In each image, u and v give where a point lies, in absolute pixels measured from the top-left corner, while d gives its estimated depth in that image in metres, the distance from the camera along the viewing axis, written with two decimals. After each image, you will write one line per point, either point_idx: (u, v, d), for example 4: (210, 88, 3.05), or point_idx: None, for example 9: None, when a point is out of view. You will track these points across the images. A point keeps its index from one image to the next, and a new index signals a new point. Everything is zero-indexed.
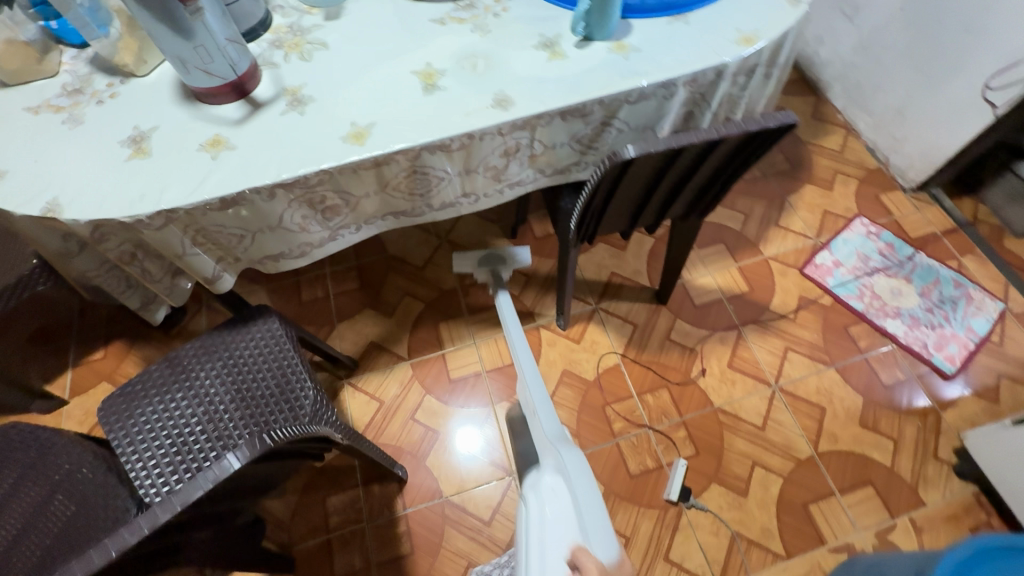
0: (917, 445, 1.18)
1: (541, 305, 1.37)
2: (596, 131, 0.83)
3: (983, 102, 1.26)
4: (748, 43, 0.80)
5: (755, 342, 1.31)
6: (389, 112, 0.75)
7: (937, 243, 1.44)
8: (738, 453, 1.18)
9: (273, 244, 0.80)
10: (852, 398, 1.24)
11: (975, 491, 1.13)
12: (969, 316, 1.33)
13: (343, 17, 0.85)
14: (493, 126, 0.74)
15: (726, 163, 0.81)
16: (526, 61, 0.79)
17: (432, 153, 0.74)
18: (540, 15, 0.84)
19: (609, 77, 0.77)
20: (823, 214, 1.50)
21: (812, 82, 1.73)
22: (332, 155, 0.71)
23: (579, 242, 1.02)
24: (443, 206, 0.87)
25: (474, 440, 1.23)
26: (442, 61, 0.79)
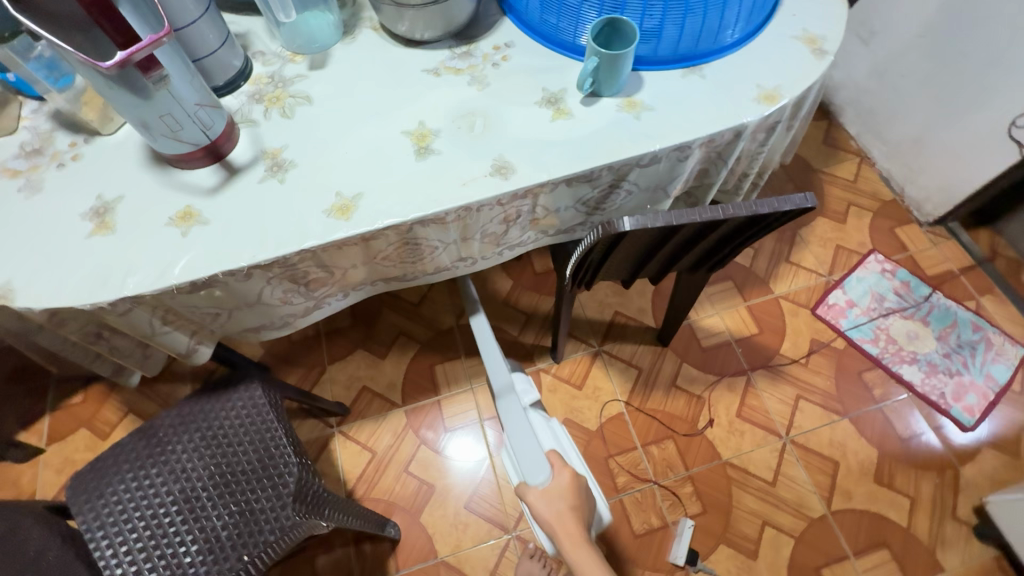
0: (935, 503, 1.13)
1: (541, 347, 1.31)
2: (603, 194, 0.77)
3: (1010, 139, 1.20)
4: (770, 100, 0.73)
5: (765, 389, 1.26)
6: (379, 180, 0.68)
7: (955, 281, 1.38)
8: (747, 511, 1.13)
9: (254, 318, 0.74)
10: (867, 451, 1.19)
11: (995, 555, 1.08)
12: (988, 362, 1.27)
13: (328, 65, 0.78)
14: (491, 197, 0.67)
15: (735, 231, 0.74)
16: (528, 120, 0.72)
17: (425, 226, 0.68)
18: (543, 65, 0.77)
19: (617, 140, 0.71)
20: (836, 249, 1.43)
21: (824, 105, 1.66)
22: (315, 231, 0.65)
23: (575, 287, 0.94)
24: (438, 270, 0.81)
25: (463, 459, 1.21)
26: (437, 119, 0.73)
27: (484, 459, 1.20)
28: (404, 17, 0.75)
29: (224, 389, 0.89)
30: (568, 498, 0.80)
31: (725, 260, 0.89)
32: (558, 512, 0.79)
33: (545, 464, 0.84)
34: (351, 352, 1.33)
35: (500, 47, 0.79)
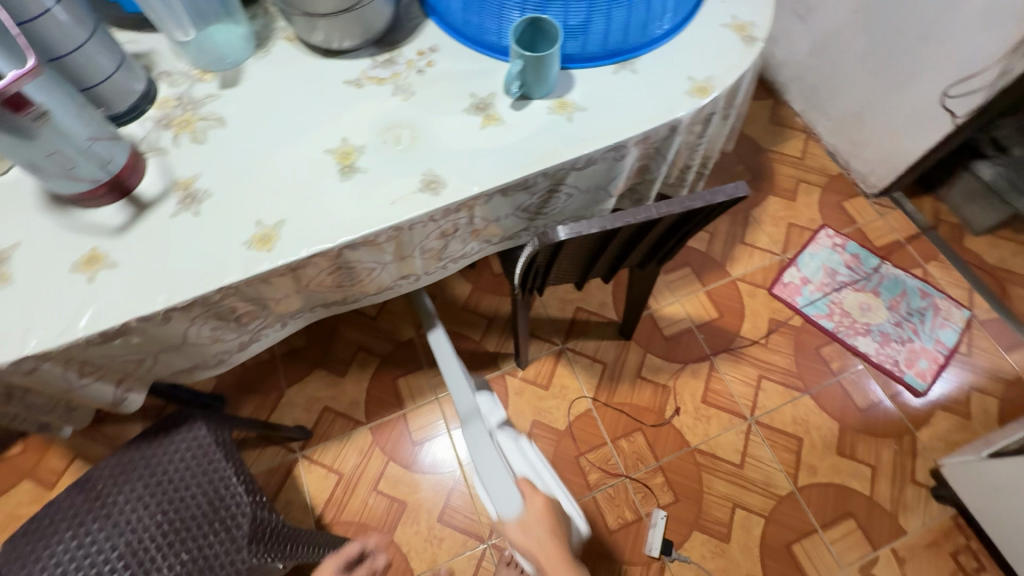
0: (895, 469, 1.17)
1: (504, 350, 1.29)
2: (543, 199, 0.75)
3: (943, 110, 1.22)
4: (702, 93, 0.72)
5: (728, 373, 1.27)
6: (302, 204, 0.64)
7: (902, 250, 1.42)
8: (718, 496, 1.15)
9: (183, 359, 0.70)
10: (828, 425, 1.21)
11: (953, 515, 1.12)
12: (937, 328, 1.31)
13: (242, 82, 0.73)
14: (423, 214, 0.64)
15: (674, 228, 0.74)
16: (456, 130, 0.69)
17: (356, 249, 0.65)
18: (470, 69, 0.74)
19: (550, 144, 0.68)
20: (788, 227, 1.45)
21: (769, 84, 1.67)
22: (236, 265, 0.61)
23: (527, 294, 0.93)
24: (380, 290, 0.78)
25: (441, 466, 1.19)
26: (361, 135, 0.69)
27: (454, 469, 1.19)
28: (317, 27, 0.70)
29: (166, 431, 0.84)
30: (547, 527, 0.66)
31: (672, 254, 0.89)
32: (538, 540, 0.65)
33: (516, 495, 0.69)
34: (310, 372, 1.28)
35: (424, 52, 0.76)
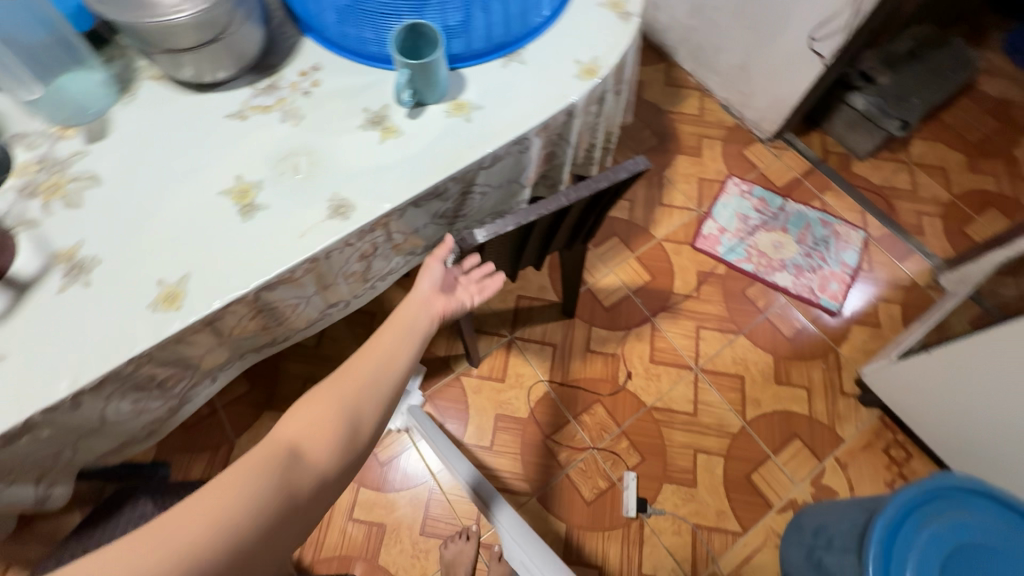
0: (826, 386, 1.28)
1: (455, 352, 1.29)
2: (458, 202, 0.75)
3: (811, 53, 1.32)
4: (591, 74, 0.74)
5: (669, 329, 1.34)
6: (205, 253, 0.60)
7: (800, 186, 1.53)
8: (679, 446, 1.21)
9: (107, 440, 0.64)
10: (764, 358, 1.31)
11: (880, 415, 1.25)
12: (841, 251, 1.44)
13: (110, 133, 0.68)
14: (337, 241, 0.62)
15: (590, 207, 0.77)
16: (356, 148, 0.67)
17: (274, 288, 0.62)
18: (359, 83, 0.72)
19: (454, 148, 0.68)
20: (699, 182, 1.53)
21: (658, 48, 1.74)
22: (143, 332, 0.56)
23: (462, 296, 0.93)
24: (310, 323, 0.75)
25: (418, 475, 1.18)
26: (256, 169, 0.66)
27: (427, 478, 1.18)
28: (184, 62, 0.66)
29: (106, 515, 0.78)
30: None
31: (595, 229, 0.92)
32: None
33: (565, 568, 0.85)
34: (258, 417, 1.23)
35: (307, 72, 0.73)
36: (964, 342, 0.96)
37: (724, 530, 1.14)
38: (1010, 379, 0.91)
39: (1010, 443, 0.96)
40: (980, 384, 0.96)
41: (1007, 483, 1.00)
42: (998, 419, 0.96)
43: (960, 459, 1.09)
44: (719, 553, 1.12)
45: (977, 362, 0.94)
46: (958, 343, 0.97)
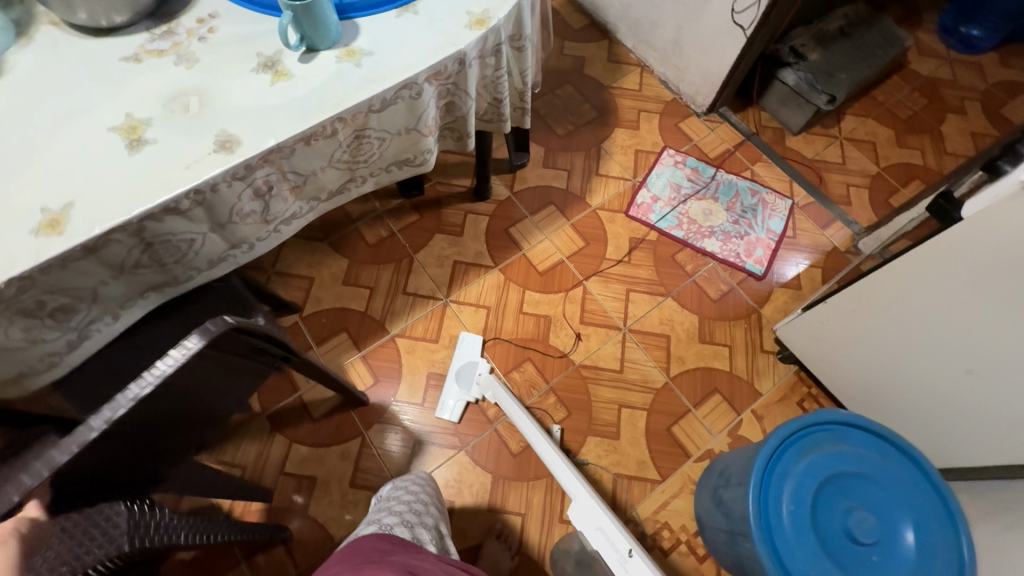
0: (747, 344, 1.34)
1: (391, 314, 1.32)
2: (353, 147, 0.78)
3: (735, 25, 1.38)
4: (481, 24, 0.77)
5: (600, 293, 1.38)
6: (90, 184, 0.63)
7: (732, 157, 1.59)
8: (605, 401, 1.26)
9: (0, 369, 0.66)
10: (689, 319, 1.36)
11: (795, 371, 1.31)
12: (767, 218, 1.49)
13: (5, 75, 0.70)
14: (220, 173, 0.65)
15: (217, 364, 0.70)
16: (246, 89, 0.70)
17: (160, 219, 0.65)
18: (254, 30, 0.75)
19: (342, 89, 0.71)
20: (636, 153, 1.58)
21: (601, 26, 1.78)
22: (24, 254, 0.59)
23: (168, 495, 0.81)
24: (213, 264, 0.78)
25: (353, 429, 1.21)
26: (146, 107, 0.68)
27: (361, 435, 1.21)
28: (76, 5, 0.68)
29: None
30: None
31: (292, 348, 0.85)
32: None
33: None
34: None
35: (204, 20, 0.75)
36: (851, 287, 1.03)
37: (644, 478, 1.20)
38: (895, 317, 0.98)
39: (898, 379, 1.03)
40: (871, 325, 1.03)
41: (899, 418, 1.07)
42: (888, 358, 1.03)
43: (863, 403, 1.15)
44: (637, 500, 1.18)
45: (867, 303, 1.01)
46: (849, 288, 1.04)
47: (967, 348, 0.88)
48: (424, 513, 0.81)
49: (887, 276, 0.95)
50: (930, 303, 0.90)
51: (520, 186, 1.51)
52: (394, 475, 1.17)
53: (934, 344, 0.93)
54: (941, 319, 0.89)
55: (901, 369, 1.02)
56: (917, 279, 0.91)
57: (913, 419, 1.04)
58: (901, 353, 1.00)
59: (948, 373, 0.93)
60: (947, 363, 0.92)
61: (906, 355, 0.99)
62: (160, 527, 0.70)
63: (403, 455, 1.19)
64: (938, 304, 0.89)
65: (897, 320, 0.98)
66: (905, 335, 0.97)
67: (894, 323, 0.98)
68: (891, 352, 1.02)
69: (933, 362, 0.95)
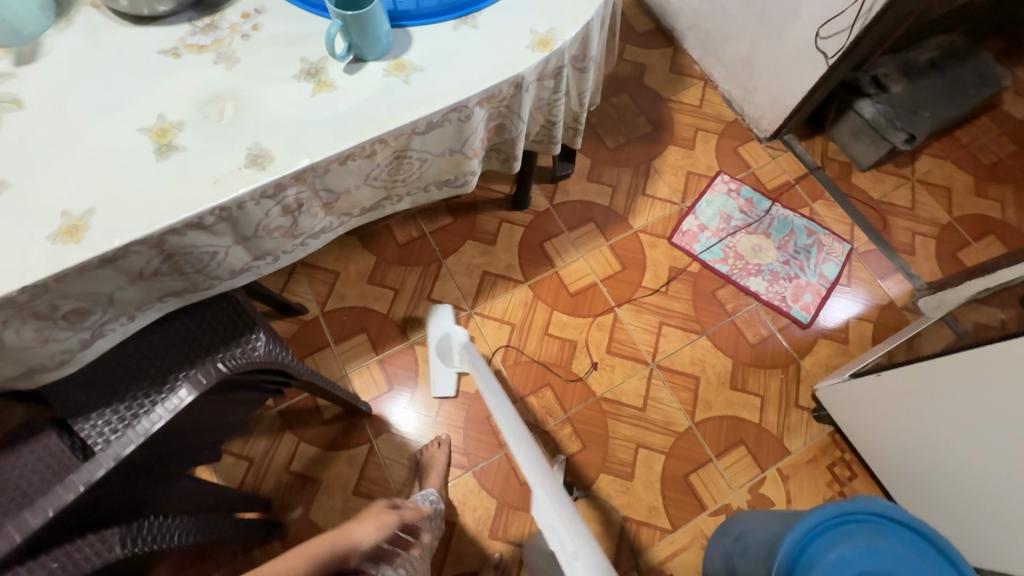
0: (781, 397, 1.26)
1: (413, 319, 1.29)
2: (393, 167, 0.73)
3: (817, 51, 1.26)
4: (544, 46, 0.70)
5: (631, 322, 1.32)
6: (114, 190, 0.59)
7: (791, 191, 1.48)
8: (622, 438, 1.21)
9: (10, 365, 0.64)
10: (723, 362, 1.29)
11: (830, 432, 1.23)
12: (821, 262, 1.39)
13: (42, 58, 0.66)
14: (248, 191, 0.61)
15: (202, 407, 0.75)
16: (285, 98, 0.65)
17: (183, 233, 0.61)
18: (300, 31, 0.69)
19: (386, 108, 0.65)
20: (687, 175, 1.49)
21: (668, 32, 1.66)
22: (42, 260, 0.56)
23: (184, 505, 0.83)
24: (235, 273, 0.74)
25: (363, 433, 1.19)
26: (180, 109, 0.64)
27: (372, 442, 1.19)
28: None
29: (16, 443, 0.78)
30: None
31: (288, 373, 0.90)
32: None
33: None
34: None
35: (250, 15, 0.70)
36: (937, 359, 0.92)
37: (653, 525, 1.15)
38: (966, 399, 0.88)
39: (942, 458, 0.95)
40: (934, 399, 0.93)
41: (930, 493, 1.00)
42: (940, 437, 0.94)
43: (900, 483, 1.08)
44: (644, 547, 1.13)
45: (943, 379, 0.91)
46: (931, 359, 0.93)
47: (1011, 456, 0.82)
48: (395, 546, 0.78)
49: (981, 354, 0.85)
50: (984, 401, 0.85)
51: (560, 198, 1.44)
52: (398, 488, 1.15)
53: (978, 441, 0.87)
54: (992, 419, 0.84)
55: (947, 450, 0.93)
56: (1019, 368, 0.79)
57: (945, 500, 0.96)
58: (955, 436, 0.91)
59: (991, 473, 0.85)
60: (1001, 460, 0.83)
61: (959, 438, 0.90)
62: (152, 530, 0.65)
63: (406, 465, 1.17)
64: (992, 403, 0.84)
65: (966, 403, 0.88)
66: (969, 420, 0.88)
67: (962, 405, 0.88)
68: (945, 432, 0.93)
69: (988, 455, 0.85)
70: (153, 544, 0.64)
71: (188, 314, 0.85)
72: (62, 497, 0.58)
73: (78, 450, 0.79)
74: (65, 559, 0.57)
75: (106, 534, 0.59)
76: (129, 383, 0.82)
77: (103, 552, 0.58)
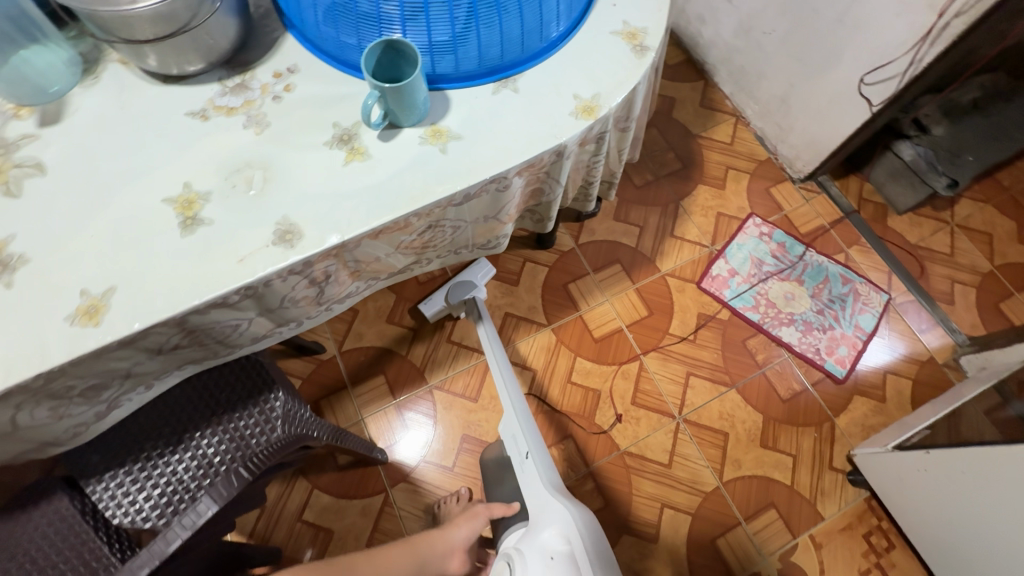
0: (814, 457, 1.20)
1: (430, 362, 1.25)
2: (424, 236, 0.69)
3: (859, 97, 1.21)
4: (589, 113, 0.66)
5: (657, 372, 1.27)
6: (136, 267, 0.56)
7: (826, 236, 1.43)
8: (646, 497, 1.16)
9: (21, 442, 0.61)
10: (753, 418, 1.23)
11: (867, 497, 1.17)
12: (857, 313, 1.33)
13: (65, 118, 0.63)
14: (276, 272, 0.57)
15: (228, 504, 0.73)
16: (316, 168, 0.62)
17: (206, 312, 0.58)
18: (334, 93, 0.66)
19: (422, 181, 0.62)
20: (718, 217, 1.44)
21: (699, 65, 1.62)
22: (59, 344, 0.53)
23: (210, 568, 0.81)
24: (256, 339, 0.71)
25: (379, 480, 1.16)
26: (206, 178, 0.61)
27: (387, 491, 1.15)
28: (147, 53, 0.61)
29: (25, 505, 0.75)
30: None
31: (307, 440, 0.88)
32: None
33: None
34: None
35: (282, 74, 0.67)
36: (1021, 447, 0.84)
37: None
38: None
39: (979, 536, 0.92)
40: (1003, 484, 0.86)
41: (950, 552, 1.00)
42: (988, 520, 0.89)
43: (947, 567, 1.02)
44: None
45: (1021, 471, 0.83)
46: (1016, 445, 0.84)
47: None
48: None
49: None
50: None
51: (586, 237, 1.39)
52: None
53: None
54: None
55: (989, 532, 0.90)
56: None
57: (969, 566, 0.96)
58: (1007, 526, 0.86)
59: None
60: None
61: (1005, 526, 0.87)
62: None
63: (422, 519, 1.13)
64: None
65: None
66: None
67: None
68: (997, 518, 0.88)
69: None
70: None
71: (206, 372, 0.82)
72: None
73: (90, 515, 0.75)
74: None
75: None
76: (144, 443, 0.79)
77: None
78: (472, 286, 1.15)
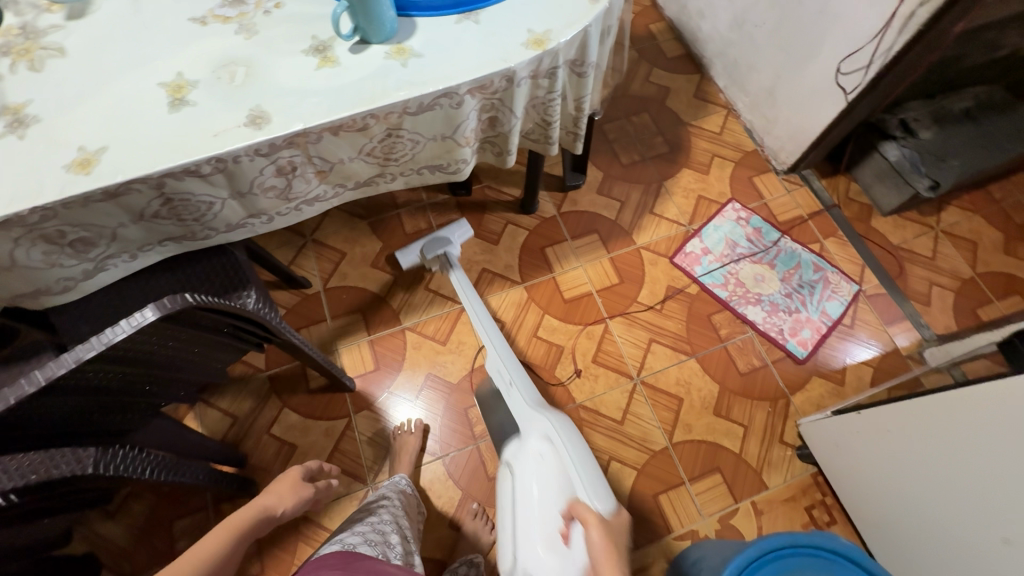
0: (765, 430, 1.23)
1: (405, 305, 1.33)
2: (385, 143, 0.78)
3: (836, 87, 1.26)
4: (539, 45, 0.74)
5: (620, 335, 1.32)
6: (127, 132, 0.66)
7: (803, 226, 1.46)
8: (595, 449, 1.21)
9: (19, 283, 0.71)
10: (709, 387, 1.27)
11: (813, 473, 1.19)
12: (824, 300, 1.36)
13: (88, 15, 0.74)
14: (244, 147, 0.66)
15: (190, 341, 0.74)
16: (292, 70, 0.71)
17: (181, 178, 0.67)
18: (316, 12, 0.75)
19: (380, 86, 0.70)
20: (698, 199, 1.49)
21: (697, 59, 1.69)
22: (53, 186, 0.63)
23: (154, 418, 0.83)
24: (230, 227, 0.80)
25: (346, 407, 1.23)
26: (197, 70, 0.71)
27: (351, 418, 1.22)
28: None
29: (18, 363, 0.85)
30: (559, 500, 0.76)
31: (270, 333, 0.92)
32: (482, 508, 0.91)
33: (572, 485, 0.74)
34: None
35: None
36: (933, 397, 0.86)
37: None
38: (965, 445, 0.81)
39: (915, 503, 0.91)
40: (924, 438, 0.88)
41: (894, 525, 0.98)
42: (935, 481, 0.86)
43: (890, 545, 1.00)
44: None
45: (943, 423, 0.85)
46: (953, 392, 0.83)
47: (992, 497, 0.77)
48: (390, 531, 0.84)
49: (1009, 396, 0.75)
50: (957, 440, 0.82)
51: (568, 207, 1.46)
52: (368, 465, 1.18)
53: (954, 485, 0.83)
54: (964, 462, 0.81)
55: (922, 495, 0.89)
56: (1002, 410, 0.76)
57: (917, 543, 0.92)
58: (947, 476, 0.84)
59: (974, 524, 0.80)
60: (986, 503, 0.78)
61: (931, 479, 0.87)
62: (129, 460, 0.71)
63: (380, 446, 1.20)
64: (966, 444, 0.81)
65: (978, 451, 0.79)
66: (975, 469, 0.80)
67: (976, 449, 0.79)
68: (941, 474, 0.85)
69: (988, 508, 0.77)
70: (126, 473, 0.69)
71: (190, 265, 0.91)
72: (23, 390, 0.55)
73: None
74: (40, 470, 0.61)
75: (82, 455, 0.65)
76: None
77: (77, 470, 0.63)
78: (447, 241, 1.21)
